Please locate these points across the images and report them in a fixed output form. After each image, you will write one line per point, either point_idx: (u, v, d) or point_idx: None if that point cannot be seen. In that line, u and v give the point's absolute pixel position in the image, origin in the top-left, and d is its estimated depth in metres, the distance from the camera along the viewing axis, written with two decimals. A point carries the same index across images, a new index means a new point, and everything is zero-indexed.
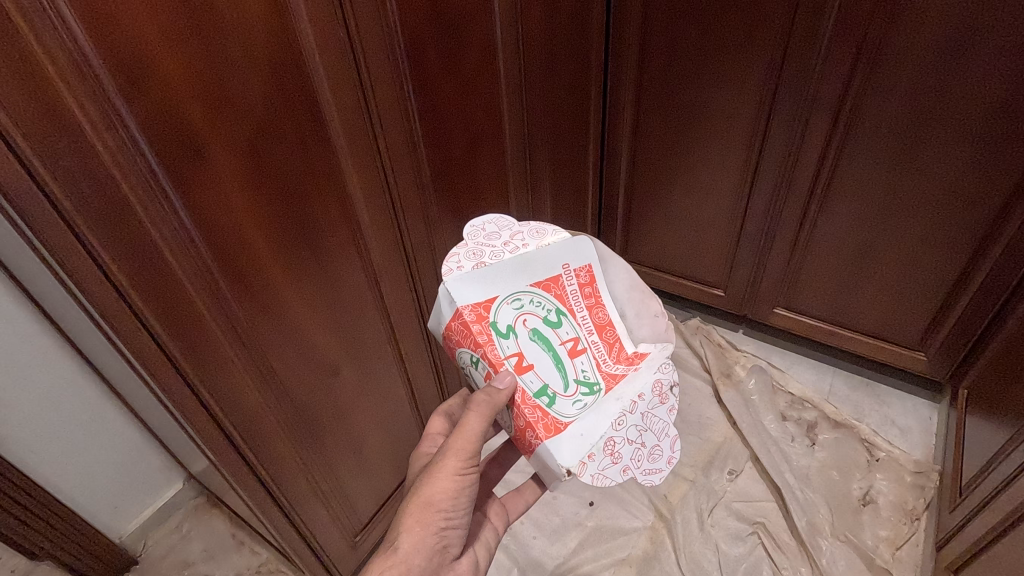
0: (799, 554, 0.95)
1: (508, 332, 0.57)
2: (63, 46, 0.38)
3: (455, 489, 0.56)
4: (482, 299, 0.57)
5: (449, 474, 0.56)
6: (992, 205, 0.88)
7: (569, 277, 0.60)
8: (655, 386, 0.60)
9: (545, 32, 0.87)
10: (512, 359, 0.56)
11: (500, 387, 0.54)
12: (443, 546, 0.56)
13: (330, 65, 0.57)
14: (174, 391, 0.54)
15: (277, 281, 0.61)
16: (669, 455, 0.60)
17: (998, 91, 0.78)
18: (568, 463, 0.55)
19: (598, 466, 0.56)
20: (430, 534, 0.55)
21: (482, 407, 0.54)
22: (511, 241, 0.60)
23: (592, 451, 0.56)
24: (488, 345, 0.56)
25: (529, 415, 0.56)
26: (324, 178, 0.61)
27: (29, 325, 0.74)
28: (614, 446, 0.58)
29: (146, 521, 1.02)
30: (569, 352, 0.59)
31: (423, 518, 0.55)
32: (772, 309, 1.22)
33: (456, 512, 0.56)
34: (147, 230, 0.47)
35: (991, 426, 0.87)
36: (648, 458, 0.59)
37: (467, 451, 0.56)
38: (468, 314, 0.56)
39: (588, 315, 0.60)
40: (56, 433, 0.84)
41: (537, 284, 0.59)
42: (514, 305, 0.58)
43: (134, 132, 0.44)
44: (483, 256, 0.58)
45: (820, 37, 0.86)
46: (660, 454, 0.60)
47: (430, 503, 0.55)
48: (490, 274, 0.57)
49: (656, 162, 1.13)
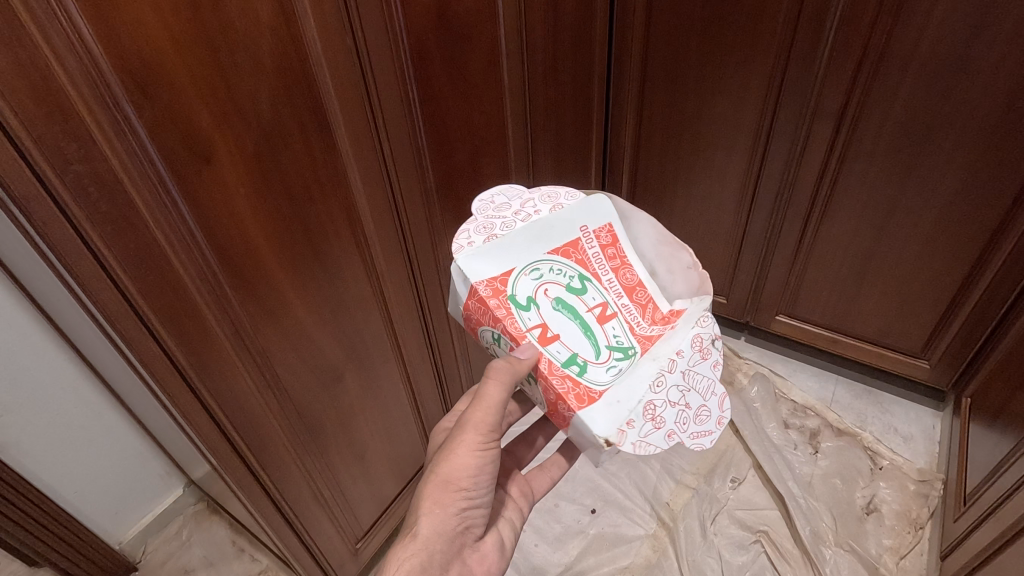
0: (802, 562, 0.95)
1: (529, 304, 0.55)
2: (75, 52, 0.38)
3: (475, 466, 0.55)
4: (498, 273, 0.55)
5: (469, 449, 0.55)
6: (995, 213, 0.88)
7: (588, 240, 0.60)
8: (695, 340, 0.57)
9: (549, 43, 0.88)
10: (536, 331, 0.54)
11: (522, 357, 0.52)
12: (465, 528, 0.57)
13: (337, 71, 0.57)
14: (177, 396, 0.55)
15: (282, 287, 0.61)
16: (718, 416, 0.55)
17: (1001, 98, 0.79)
18: (604, 432, 0.51)
19: (639, 432, 0.51)
20: (451, 517, 0.55)
21: (502, 374, 0.52)
22: (522, 210, 0.60)
23: (631, 417, 0.52)
24: (507, 319, 0.53)
25: (558, 385, 0.52)
26: (330, 184, 0.62)
27: (32, 329, 0.74)
28: (655, 410, 0.53)
29: (146, 528, 1.01)
30: (598, 317, 0.57)
31: (442, 500, 0.55)
32: (774, 317, 1.22)
33: (477, 490, 0.56)
34: (153, 234, 0.47)
35: (995, 434, 0.87)
36: (694, 420, 0.54)
37: (487, 423, 0.56)
38: (484, 289, 0.54)
39: (614, 276, 0.59)
40: (59, 438, 0.84)
41: (556, 251, 0.58)
42: (535, 277, 0.56)
43: (142, 137, 0.44)
44: (494, 230, 0.58)
45: (822, 47, 0.86)
46: (709, 416, 0.55)
47: (453, 485, 0.55)
48: (503, 244, 0.56)
49: (658, 170, 1.13)
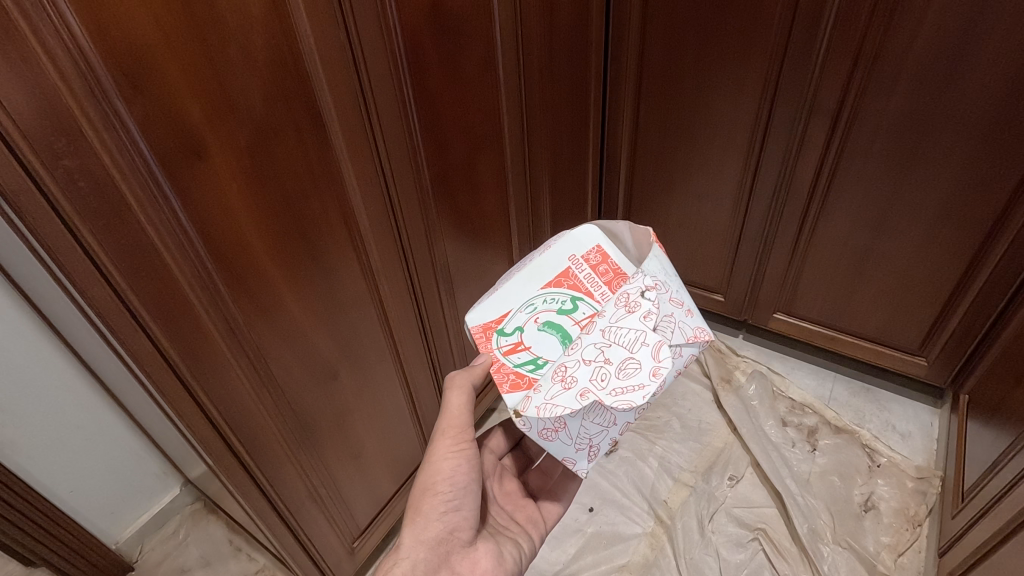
0: (799, 559, 0.95)
1: (513, 330, 0.56)
2: (64, 45, 0.38)
3: (449, 469, 0.58)
4: (492, 314, 0.58)
5: (442, 453, 0.59)
6: (993, 206, 0.88)
7: (578, 266, 0.59)
8: (619, 298, 0.53)
9: (545, 39, 0.87)
10: (506, 346, 0.55)
11: (476, 365, 0.59)
12: (449, 534, 0.57)
13: (329, 65, 0.57)
14: (170, 393, 0.54)
15: (276, 284, 0.61)
16: (651, 367, 0.49)
17: (999, 90, 0.78)
18: (514, 403, 0.51)
19: (544, 395, 0.50)
20: (432, 522, 0.57)
21: (459, 381, 0.60)
22: (519, 258, 0.61)
23: (538, 382, 0.51)
24: (483, 341, 0.56)
25: (498, 378, 0.54)
26: (323, 180, 0.62)
27: (28, 329, 0.74)
28: (567, 371, 0.51)
29: (142, 527, 1.01)
30: (586, 329, 0.55)
31: (422, 506, 0.57)
32: (772, 314, 1.22)
33: (455, 493, 0.58)
34: (146, 231, 0.47)
35: (992, 430, 0.86)
36: (616, 376, 0.49)
37: (455, 427, 0.60)
38: (475, 329, 0.57)
39: (608, 290, 0.58)
40: (54, 438, 0.84)
41: (548, 284, 0.58)
42: (527, 310, 0.57)
43: (133, 131, 0.44)
44: (492, 282, 0.60)
45: (820, 41, 0.86)
46: (636, 368, 0.49)
47: (431, 490, 0.58)
48: (496, 292, 0.58)
49: (655, 167, 1.13)
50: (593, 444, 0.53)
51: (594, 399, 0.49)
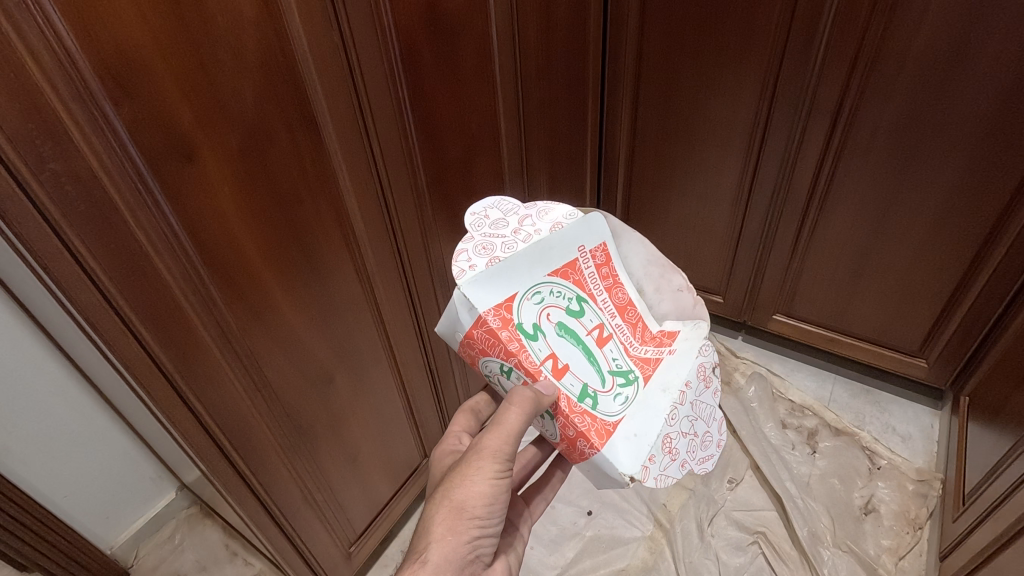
0: (800, 563, 0.94)
1: (536, 332, 0.54)
2: (49, 47, 0.38)
3: (490, 494, 0.53)
4: (501, 300, 0.53)
5: (484, 477, 0.53)
6: (993, 207, 0.87)
7: (585, 260, 0.57)
8: (699, 372, 0.57)
9: (542, 40, 0.87)
10: (548, 363, 0.54)
11: (545, 394, 0.52)
12: (474, 555, 0.53)
13: (323, 66, 0.56)
14: (162, 399, 0.53)
15: (269, 288, 0.60)
16: (717, 439, 0.58)
17: (1000, 90, 0.78)
18: (629, 468, 0.52)
19: (660, 468, 0.53)
20: (463, 544, 0.52)
21: (526, 404, 0.51)
22: (520, 228, 0.56)
23: (652, 454, 0.53)
24: (522, 354, 0.52)
25: (580, 423, 0.53)
26: (317, 183, 0.61)
27: (21, 334, 0.74)
28: (671, 443, 0.55)
29: (137, 532, 1.00)
30: (598, 340, 0.56)
31: (456, 527, 0.52)
32: (772, 316, 1.21)
33: (490, 519, 0.54)
34: (135, 235, 0.46)
35: (993, 432, 0.86)
36: (701, 447, 0.57)
37: (503, 451, 0.54)
38: (492, 319, 0.52)
39: (608, 297, 0.58)
40: (48, 442, 0.83)
41: (554, 273, 0.55)
42: (536, 301, 0.54)
43: (122, 134, 0.43)
44: (494, 251, 0.54)
45: (819, 40, 0.85)
46: (710, 441, 0.58)
47: (466, 511, 0.52)
48: (504, 269, 0.53)
49: (653, 168, 1.12)
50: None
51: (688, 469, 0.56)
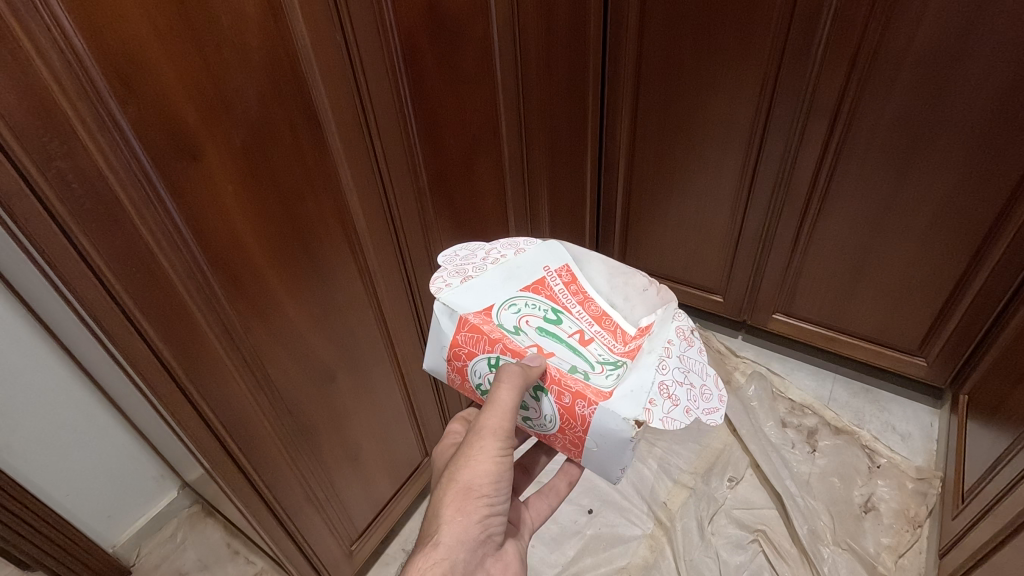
0: (801, 561, 0.94)
1: (517, 330, 0.54)
2: (56, 46, 0.38)
3: (494, 472, 0.54)
4: (479, 308, 0.55)
5: (488, 455, 0.53)
6: (993, 205, 0.87)
7: (552, 278, 0.59)
8: (678, 331, 0.55)
9: (543, 40, 0.87)
10: (533, 348, 0.53)
11: (533, 363, 0.51)
12: (486, 536, 0.54)
13: (326, 66, 0.57)
14: (165, 395, 0.54)
15: (273, 285, 0.60)
16: (718, 393, 0.53)
17: (999, 89, 0.78)
18: (631, 413, 0.49)
19: (662, 411, 0.49)
20: (474, 524, 0.53)
21: (514, 378, 0.50)
22: (490, 256, 0.61)
23: (649, 398, 0.49)
24: (505, 339, 0.53)
25: (573, 387, 0.51)
26: (320, 181, 0.61)
27: (25, 332, 0.74)
28: (669, 390, 0.50)
29: (139, 530, 1.00)
30: (582, 340, 0.55)
31: (465, 507, 0.53)
32: (771, 315, 1.21)
33: (498, 497, 0.54)
34: (140, 232, 0.47)
35: (993, 430, 0.86)
36: (703, 398, 0.52)
37: (504, 429, 0.53)
38: (474, 317, 0.54)
39: (583, 309, 0.58)
40: (51, 441, 0.84)
41: (526, 289, 0.58)
42: (512, 310, 0.56)
43: (127, 132, 0.43)
44: (467, 272, 0.59)
45: (817, 42, 0.86)
46: (711, 394, 0.53)
47: (473, 491, 0.53)
48: (477, 285, 0.57)
49: (653, 168, 1.13)
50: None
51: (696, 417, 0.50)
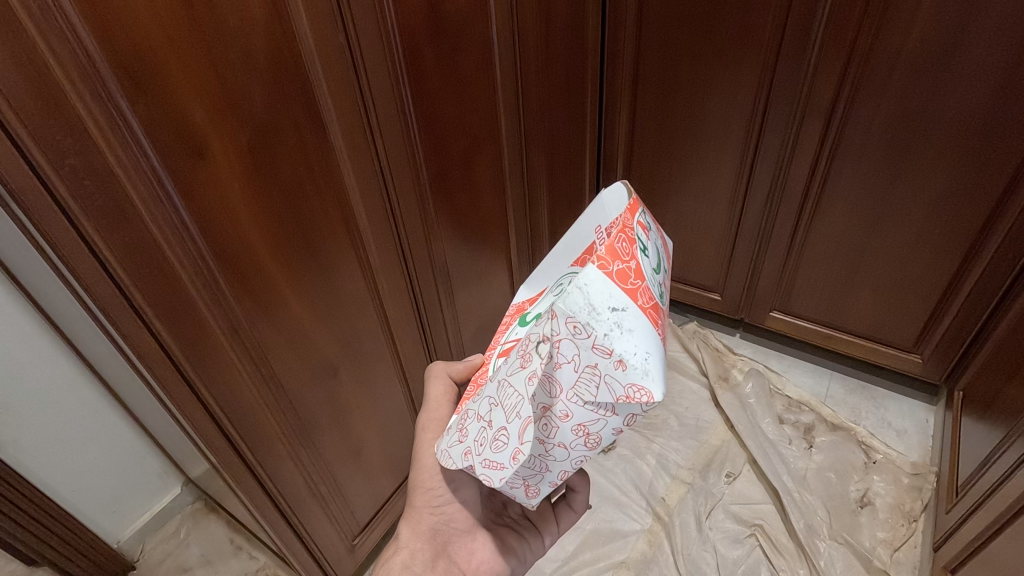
0: (797, 556, 0.95)
1: (529, 319, 0.50)
2: (69, 46, 0.39)
3: (434, 463, 0.57)
4: (533, 295, 0.53)
5: (429, 450, 0.58)
6: (988, 202, 0.88)
7: (599, 239, 0.45)
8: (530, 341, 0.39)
9: (541, 42, 0.89)
10: (506, 343, 0.50)
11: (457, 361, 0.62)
12: (443, 524, 0.60)
13: (328, 65, 0.58)
14: (172, 389, 0.55)
15: (277, 282, 0.62)
16: (512, 447, 0.38)
17: (992, 86, 0.79)
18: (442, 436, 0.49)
19: (448, 442, 0.46)
20: (425, 516, 0.59)
21: (438, 372, 0.62)
22: None
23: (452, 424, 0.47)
24: (503, 332, 0.53)
25: (469, 390, 0.50)
26: (323, 180, 0.63)
27: (31, 329, 0.76)
28: (466, 422, 0.44)
29: (144, 526, 1.02)
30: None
31: (414, 504, 0.59)
32: (767, 313, 1.23)
33: (442, 489, 0.58)
34: (148, 228, 0.48)
35: (986, 425, 0.87)
36: (488, 445, 0.40)
37: (439, 421, 0.59)
38: (511, 310, 0.54)
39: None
40: (56, 436, 0.85)
41: (575, 263, 0.48)
42: (552, 292, 0.49)
43: (137, 131, 0.45)
44: None
45: (811, 42, 0.87)
46: (503, 443, 0.39)
47: (421, 487, 0.58)
48: (546, 269, 0.53)
49: (651, 167, 1.14)
50: (528, 484, 0.47)
51: (471, 464, 0.42)
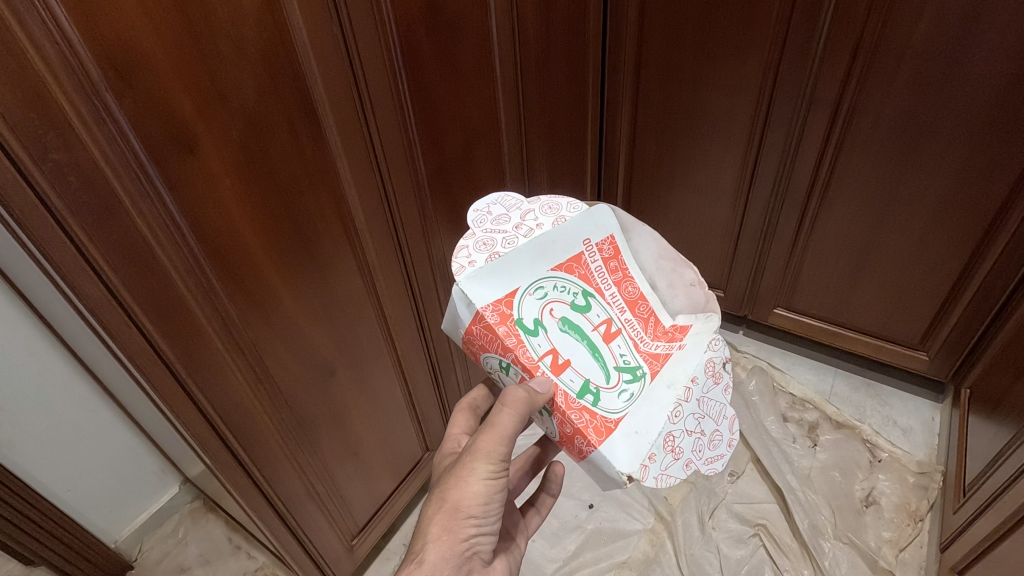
0: (801, 556, 0.94)
1: (536, 327, 0.52)
2: (51, 37, 0.38)
3: (484, 495, 0.54)
4: (502, 294, 0.52)
5: (479, 477, 0.54)
6: (994, 199, 0.87)
7: (592, 254, 0.55)
8: (707, 365, 0.55)
9: (542, 35, 0.87)
10: (547, 359, 0.52)
11: (539, 391, 0.50)
12: (472, 552, 0.55)
13: (322, 58, 0.56)
14: (165, 391, 0.54)
15: (271, 280, 0.60)
16: (728, 438, 0.55)
17: (1000, 83, 0.78)
18: (627, 468, 0.50)
19: (660, 467, 0.51)
20: (459, 542, 0.54)
21: (518, 405, 0.50)
22: (523, 223, 0.56)
23: (651, 451, 0.51)
24: (519, 348, 0.51)
25: (578, 420, 0.51)
26: (319, 176, 0.61)
27: (25, 329, 0.74)
28: (674, 442, 0.52)
29: (141, 526, 1.01)
30: (604, 336, 0.54)
31: (452, 526, 0.53)
32: (772, 309, 1.21)
33: (487, 518, 0.55)
34: (137, 227, 0.46)
35: (994, 423, 0.86)
36: (708, 447, 0.54)
37: (498, 451, 0.54)
38: (491, 314, 0.51)
39: (617, 291, 0.56)
40: (52, 436, 0.84)
41: (559, 267, 0.54)
42: (539, 296, 0.53)
43: (124, 125, 0.43)
44: (495, 247, 0.54)
45: (818, 35, 0.86)
46: (721, 440, 0.55)
47: (461, 511, 0.53)
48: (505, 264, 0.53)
49: (653, 163, 1.12)
50: None
51: (693, 469, 0.53)
